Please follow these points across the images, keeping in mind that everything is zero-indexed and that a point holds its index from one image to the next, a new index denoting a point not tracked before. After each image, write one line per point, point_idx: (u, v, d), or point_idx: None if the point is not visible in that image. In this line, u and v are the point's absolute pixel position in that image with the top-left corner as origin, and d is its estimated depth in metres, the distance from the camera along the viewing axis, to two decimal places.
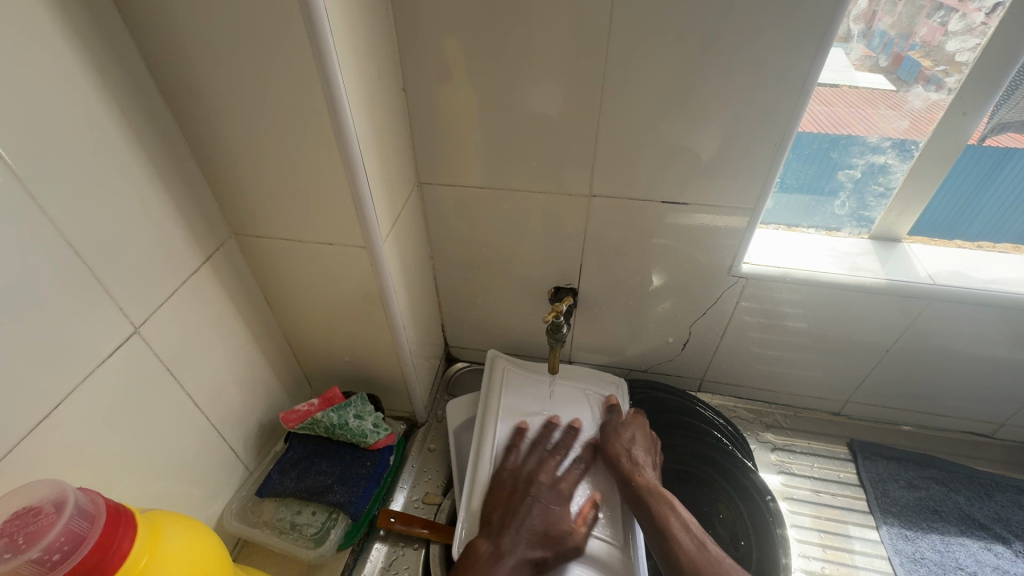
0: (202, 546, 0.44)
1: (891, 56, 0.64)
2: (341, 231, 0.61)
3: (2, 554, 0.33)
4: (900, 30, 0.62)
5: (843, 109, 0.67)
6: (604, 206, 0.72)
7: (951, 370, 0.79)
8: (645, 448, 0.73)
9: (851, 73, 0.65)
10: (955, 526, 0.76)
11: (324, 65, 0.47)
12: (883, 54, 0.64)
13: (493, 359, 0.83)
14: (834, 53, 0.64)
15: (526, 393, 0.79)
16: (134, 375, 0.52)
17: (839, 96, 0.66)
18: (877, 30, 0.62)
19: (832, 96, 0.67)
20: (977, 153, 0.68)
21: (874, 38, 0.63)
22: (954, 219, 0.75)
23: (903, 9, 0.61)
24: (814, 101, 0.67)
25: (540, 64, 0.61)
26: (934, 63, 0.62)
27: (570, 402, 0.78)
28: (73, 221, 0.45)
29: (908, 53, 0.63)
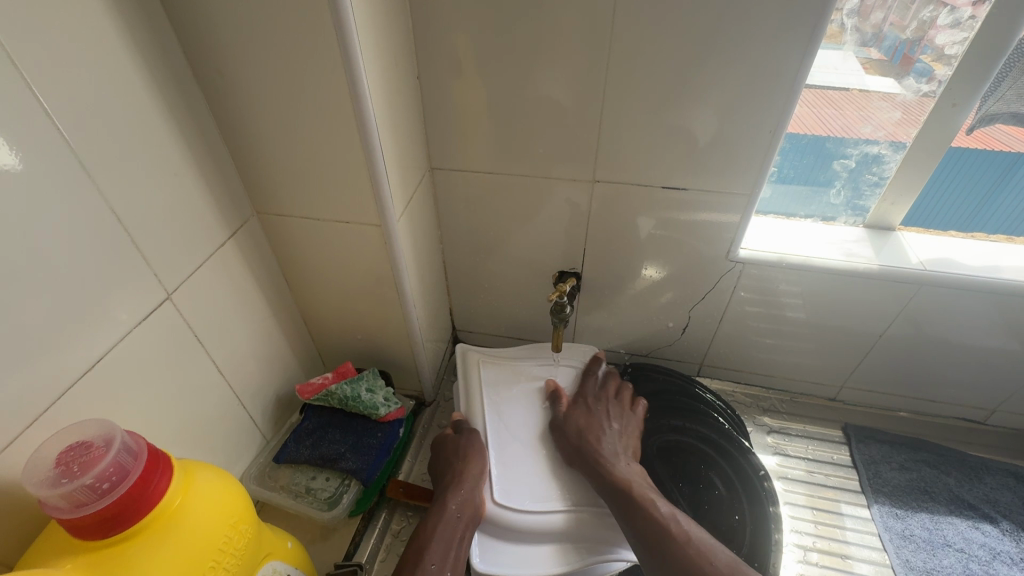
0: (231, 492, 0.47)
1: (902, 60, 0.67)
2: (357, 210, 0.64)
3: (59, 479, 0.37)
4: (898, 29, 0.65)
5: (842, 107, 0.71)
6: (608, 192, 0.75)
7: (944, 355, 0.81)
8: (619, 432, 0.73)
9: (862, 76, 0.69)
10: (945, 506, 0.78)
11: (346, 50, 0.51)
12: (884, 53, 0.67)
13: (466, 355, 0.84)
14: (841, 55, 0.68)
15: (510, 380, 0.81)
16: (165, 339, 0.56)
17: (849, 99, 0.70)
18: (872, 26, 0.65)
19: (842, 99, 0.70)
20: (961, 152, 0.71)
21: (871, 36, 0.66)
22: (944, 216, 0.78)
23: (897, 7, 0.64)
24: (822, 103, 0.71)
25: (547, 54, 0.64)
26: (930, 58, 0.65)
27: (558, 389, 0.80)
28: (115, 190, 0.48)
29: (910, 52, 0.66)
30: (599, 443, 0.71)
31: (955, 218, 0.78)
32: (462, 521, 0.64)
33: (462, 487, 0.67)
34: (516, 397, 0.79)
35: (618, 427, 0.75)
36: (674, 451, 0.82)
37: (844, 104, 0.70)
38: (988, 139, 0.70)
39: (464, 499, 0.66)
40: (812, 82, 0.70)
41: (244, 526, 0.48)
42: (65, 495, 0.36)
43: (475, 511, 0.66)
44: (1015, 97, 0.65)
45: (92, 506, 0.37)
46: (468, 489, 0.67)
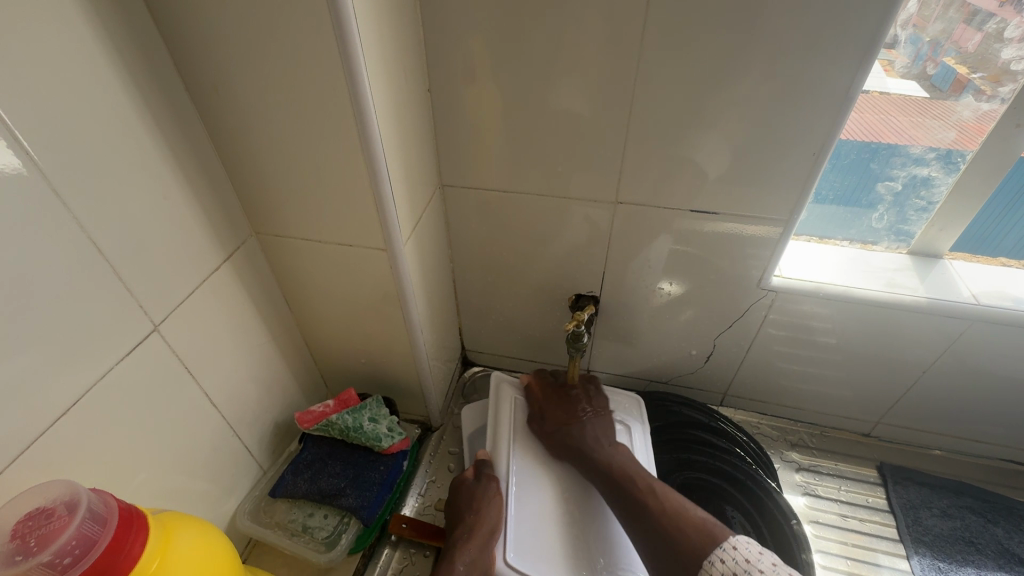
0: (213, 552, 0.43)
1: (924, 63, 0.61)
2: (362, 233, 0.60)
3: (13, 556, 0.33)
4: (935, 36, 0.59)
5: (880, 112, 0.63)
6: (630, 214, 0.70)
7: (992, 393, 0.75)
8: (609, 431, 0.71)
9: (883, 80, 0.62)
10: (992, 561, 0.71)
11: (350, 66, 0.46)
12: (917, 61, 0.61)
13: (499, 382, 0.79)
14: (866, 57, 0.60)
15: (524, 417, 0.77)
16: (152, 372, 0.52)
17: (870, 102, 0.63)
18: (911, 36, 0.59)
19: (862, 103, 0.63)
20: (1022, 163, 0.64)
21: (907, 44, 0.60)
22: (986, 231, 0.71)
23: (939, 14, 0.58)
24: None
25: (569, 67, 0.59)
26: (970, 69, 0.60)
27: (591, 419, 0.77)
28: (96, 216, 0.44)
29: (941, 59, 0.61)
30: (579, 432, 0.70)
31: (997, 234, 0.71)
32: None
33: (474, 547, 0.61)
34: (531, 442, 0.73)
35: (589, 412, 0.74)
36: (695, 490, 0.77)
37: (868, 107, 0.63)
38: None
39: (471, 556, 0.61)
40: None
41: None
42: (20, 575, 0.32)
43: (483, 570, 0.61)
44: None
45: None
46: (478, 547, 0.61)
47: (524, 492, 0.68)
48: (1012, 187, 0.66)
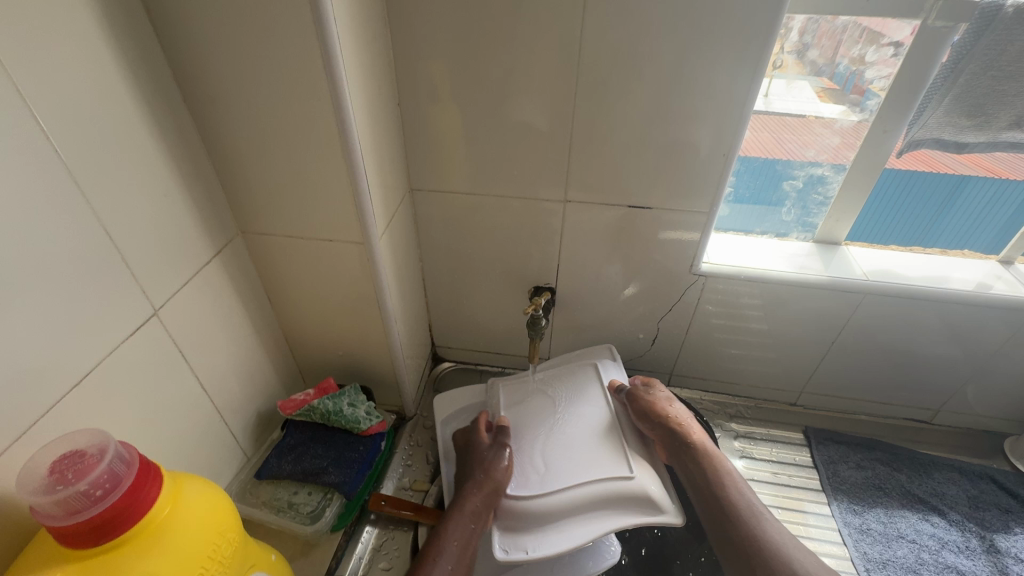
0: (218, 503, 0.48)
1: (853, 88, 0.73)
2: (341, 228, 0.67)
3: (53, 486, 0.38)
4: (861, 66, 0.71)
5: (779, 131, 0.77)
6: (579, 211, 0.80)
7: (891, 359, 0.88)
8: (682, 410, 0.75)
9: (816, 103, 0.74)
10: (898, 501, 0.83)
11: (333, 80, 0.54)
12: (847, 88, 0.73)
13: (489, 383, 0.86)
14: (800, 85, 0.74)
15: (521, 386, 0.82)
16: (149, 354, 0.57)
17: (805, 124, 0.76)
18: (839, 65, 0.72)
19: (799, 125, 0.76)
20: (940, 180, 0.79)
21: (836, 73, 0.72)
22: (922, 235, 0.86)
23: (862, 47, 0.70)
24: (781, 128, 0.77)
25: (520, 83, 0.69)
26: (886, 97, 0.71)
27: (575, 381, 0.81)
28: (106, 208, 0.50)
29: (869, 86, 0.72)
30: (662, 412, 0.73)
31: (930, 238, 0.86)
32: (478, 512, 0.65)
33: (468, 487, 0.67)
34: (539, 405, 0.78)
35: (668, 401, 0.76)
36: None
37: (785, 127, 0.76)
38: (937, 164, 0.79)
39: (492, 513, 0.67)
40: (770, 109, 0.75)
41: (231, 534, 0.49)
42: (59, 501, 0.37)
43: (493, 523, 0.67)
44: (936, 126, 0.70)
45: (86, 512, 0.38)
46: (485, 497, 0.66)
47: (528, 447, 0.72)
48: (938, 198, 0.81)
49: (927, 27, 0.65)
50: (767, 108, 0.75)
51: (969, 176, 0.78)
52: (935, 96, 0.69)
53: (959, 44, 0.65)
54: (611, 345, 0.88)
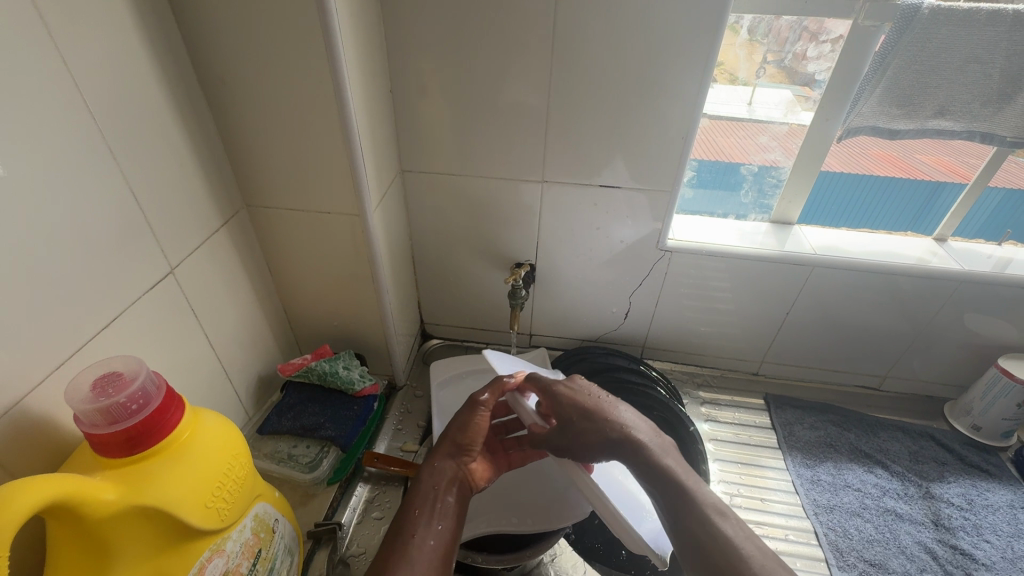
0: (231, 433, 0.54)
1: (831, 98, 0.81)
2: (337, 202, 0.74)
3: (96, 398, 0.44)
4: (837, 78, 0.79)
5: (736, 132, 0.87)
6: (555, 191, 0.87)
7: (840, 328, 0.97)
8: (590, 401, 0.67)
9: (798, 113, 0.84)
10: (846, 456, 0.91)
11: (333, 63, 0.61)
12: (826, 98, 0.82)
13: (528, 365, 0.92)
14: (781, 93, 0.83)
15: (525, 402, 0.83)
16: (165, 309, 0.63)
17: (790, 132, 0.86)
18: (819, 77, 0.80)
19: (786, 133, 0.86)
20: (918, 186, 0.90)
21: (816, 83, 0.81)
22: (913, 224, 0.95)
23: (837, 61, 0.78)
24: (758, 132, 0.87)
25: (500, 71, 0.76)
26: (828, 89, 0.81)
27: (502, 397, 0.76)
28: (131, 172, 0.56)
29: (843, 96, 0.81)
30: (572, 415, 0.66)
31: (921, 225, 0.95)
32: (452, 484, 0.62)
33: (443, 460, 0.64)
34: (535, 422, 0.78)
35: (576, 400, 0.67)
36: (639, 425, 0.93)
37: (743, 131, 0.87)
38: (913, 169, 0.88)
39: (475, 474, 0.65)
40: (754, 116, 0.86)
41: (243, 462, 0.55)
42: (102, 411, 0.44)
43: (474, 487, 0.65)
44: (871, 114, 0.79)
45: (123, 422, 0.44)
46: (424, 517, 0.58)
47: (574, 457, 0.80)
48: (920, 198, 0.91)
49: (859, 26, 0.74)
50: (750, 116, 0.85)
51: (943, 181, 0.89)
52: (867, 87, 0.77)
53: (886, 41, 0.73)
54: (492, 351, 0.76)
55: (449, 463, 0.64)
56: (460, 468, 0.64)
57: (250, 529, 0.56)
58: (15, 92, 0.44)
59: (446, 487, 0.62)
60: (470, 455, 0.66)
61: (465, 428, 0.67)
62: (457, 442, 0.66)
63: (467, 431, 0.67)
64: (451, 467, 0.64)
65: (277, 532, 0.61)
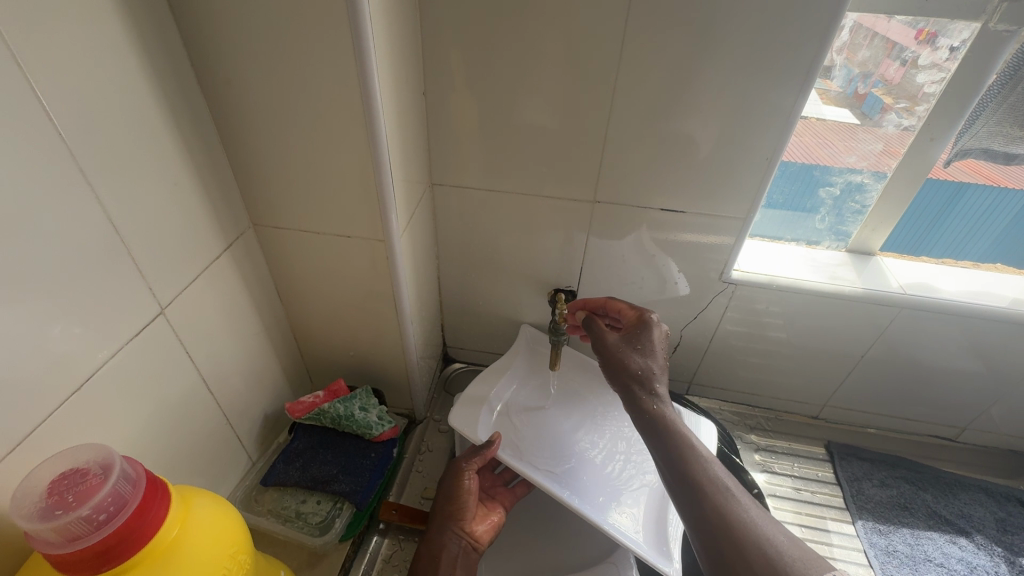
0: (227, 521, 0.44)
1: (855, 92, 0.70)
2: (361, 225, 0.63)
3: (53, 511, 0.34)
4: (864, 69, 0.68)
5: (823, 137, 0.73)
6: (607, 213, 0.76)
7: (920, 375, 0.86)
8: (651, 349, 0.64)
9: (819, 106, 0.71)
10: (924, 522, 0.81)
11: (362, 66, 0.50)
12: (849, 90, 0.70)
13: (523, 335, 0.90)
14: None
15: (531, 417, 0.82)
16: (154, 356, 0.53)
17: (889, 138, 0.72)
18: (842, 66, 0.68)
19: (886, 136, 0.72)
20: (976, 198, 0.76)
21: (839, 74, 0.69)
22: (959, 241, 0.81)
23: (870, 48, 0.66)
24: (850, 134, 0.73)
25: (553, 76, 0.65)
26: (895, 100, 0.69)
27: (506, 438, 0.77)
28: (112, 197, 0.46)
29: (871, 91, 0.69)
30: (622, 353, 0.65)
31: (968, 245, 0.81)
32: (456, 557, 0.62)
33: (441, 533, 0.64)
34: (544, 441, 0.79)
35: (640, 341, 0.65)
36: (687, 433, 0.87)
37: (831, 138, 0.73)
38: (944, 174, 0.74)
39: (477, 537, 0.66)
40: None
41: (242, 556, 0.45)
42: (58, 529, 0.34)
43: (480, 549, 0.65)
44: (986, 134, 0.69)
45: (88, 540, 0.34)
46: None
47: (592, 436, 0.80)
48: (969, 216, 0.78)
49: (987, 32, 0.61)
50: None
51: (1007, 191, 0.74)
52: (989, 104, 0.66)
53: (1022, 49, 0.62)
54: (453, 416, 0.75)
55: (448, 534, 0.64)
56: (462, 537, 0.64)
57: None
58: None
59: (451, 560, 0.62)
60: (466, 521, 0.66)
61: (453, 497, 0.67)
62: (449, 513, 0.66)
63: (455, 500, 0.67)
64: (451, 539, 0.64)
65: None
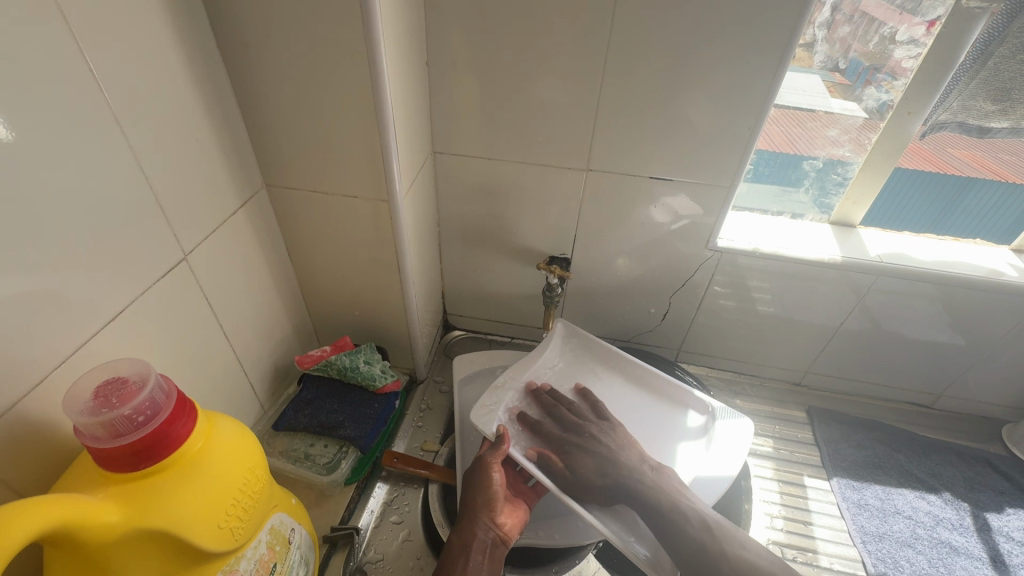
0: (247, 440, 0.49)
1: (864, 83, 0.74)
2: (366, 186, 0.67)
3: (98, 409, 0.40)
4: (873, 61, 0.72)
5: (787, 125, 0.78)
6: (600, 181, 0.80)
7: (900, 345, 0.90)
8: None
9: (827, 98, 0.76)
10: (896, 479, 0.86)
11: (369, 31, 0.54)
12: (858, 82, 0.74)
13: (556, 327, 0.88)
14: (810, 79, 0.74)
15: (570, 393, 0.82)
16: (177, 299, 0.58)
17: (866, 116, 0.76)
18: (852, 58, 0.72)
19: (866, 116, 0.76)
20: (993, 187, 0.80)
21: (849, 66, 0.73)
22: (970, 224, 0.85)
23: (860, 29, 0.70)
24: (831, 107, 0.76)
25: (549, 47, 0.68)
26: (886, 78, 0.72)
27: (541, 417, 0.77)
28: (144, 148, 0.51)
29: (881, 82, 0.73)
30: None
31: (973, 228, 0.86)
32: (486, 549, 0.63)
33: (472, 523, 0.65)
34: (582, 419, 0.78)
35: None
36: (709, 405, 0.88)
37: (802, 123, 0.78)
38: (944, 164, 0.79)
39: (507, 531, 0.65)
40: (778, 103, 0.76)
41: (260, 471, 0.50)
42: (103, 423, 0.39)
43: (509, 542, 0.65)
44: (959, 109, 0.72)
45: (128, 436, 0.40)
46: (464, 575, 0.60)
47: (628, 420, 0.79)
48: (982, 204, 0.82)
49: (960, 10, 0.64)
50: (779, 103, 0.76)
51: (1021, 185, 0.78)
52: (962, 78, 0.69)
53: (991, 26, 0.65)
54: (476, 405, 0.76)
55: (479, 525, 0.64)
56: (491, 529, 0.64)
57: (265, 544, 0.52)
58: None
59: (481, 551, 0.62)
60: (497, 513, 0.66)
61: (482, 488, 0.67)
62: (480, 505, 0.66)
63: (486, 492, 0.67)
64: (481, 531, 0.64)
65: (294, 543, 0.57)
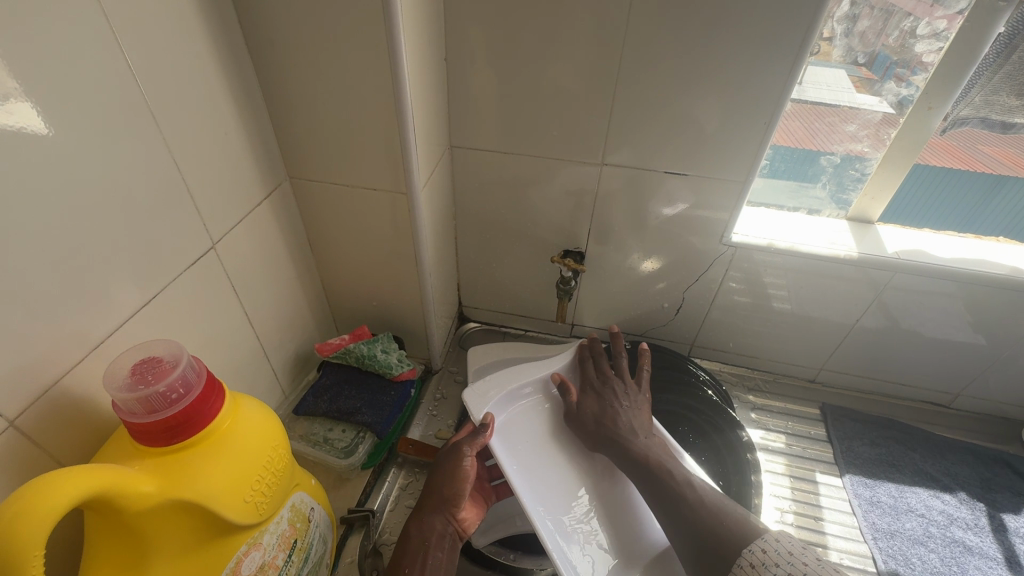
0: (271, 420, 0.51)
1: (891, 78, 0.73)
2: (384, 179, 0.69)
3: (135, 386, 0.42)
4: (900, 56, 0.71)
5: (806, 120, 0.78)
6: (615, 176, 0.81)
7: (916, 342, 0.89)
8: None
9: (853, 94, 0.75)
10: (909, 478, 0.85)
11: (390, 27, 0.55)
12: (884, 78, 0.73)
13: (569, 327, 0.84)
14: (836, 74, 0.74)
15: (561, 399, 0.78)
16: (205, 286, 0.60)
17: (885, 112, 0.75)
18: (879, 53, 0.72)
19: (884, 110, 0.75)
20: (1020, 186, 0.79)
21: (876, 61, 0.72)
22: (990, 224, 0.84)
23: (883, 25, 0.69)
24: (849, 102, 0.76)
25: (566, 41, 0.69)
26: (911, 72, 0.71)
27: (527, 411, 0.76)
28: (176, 139, 0.53)
29: (908, 77, 0.72)
30: None
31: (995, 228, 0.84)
32: (444, 542, 0.63)
33: (432, 514, 0.64)
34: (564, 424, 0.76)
35: None
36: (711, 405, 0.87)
37: (821, 116, 0.77)
38: (974, 162, 0.78)
39: (464, 525, 0.66)
40: (803, 98, 0.76)
41: (282, 450, 0.52)
42: (140, 398, 0.42)
43: (463, 536, 0.66)
44: (980, 105, 0.72)
45: (162, 411, 0.42)
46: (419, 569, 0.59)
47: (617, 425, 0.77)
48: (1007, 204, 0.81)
49: (984, 3, 0.63)
50: (800, 98, 0.76)
51: None
52: (985, 72, 0.69)
53: (1016, 19, 0.65)
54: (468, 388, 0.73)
55: (439, 517, 0.64)
56: (451, 524, 0.64)
57: (287, 520, 0.54)
58: (38, 42, 0.39)
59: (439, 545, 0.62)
60: (458, 508, 0.65)
61: (450, 480, 0.66)
62: (446, 498, 0.65)
63: (455, 485, 0.65)
64: (441, 523, 0.64)
65: (313, 521, 0.60)
